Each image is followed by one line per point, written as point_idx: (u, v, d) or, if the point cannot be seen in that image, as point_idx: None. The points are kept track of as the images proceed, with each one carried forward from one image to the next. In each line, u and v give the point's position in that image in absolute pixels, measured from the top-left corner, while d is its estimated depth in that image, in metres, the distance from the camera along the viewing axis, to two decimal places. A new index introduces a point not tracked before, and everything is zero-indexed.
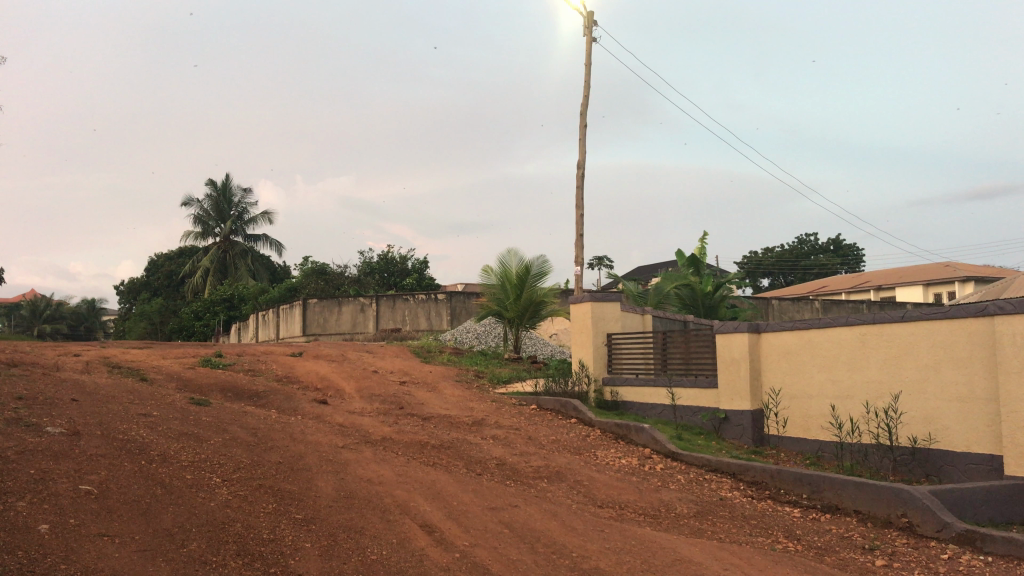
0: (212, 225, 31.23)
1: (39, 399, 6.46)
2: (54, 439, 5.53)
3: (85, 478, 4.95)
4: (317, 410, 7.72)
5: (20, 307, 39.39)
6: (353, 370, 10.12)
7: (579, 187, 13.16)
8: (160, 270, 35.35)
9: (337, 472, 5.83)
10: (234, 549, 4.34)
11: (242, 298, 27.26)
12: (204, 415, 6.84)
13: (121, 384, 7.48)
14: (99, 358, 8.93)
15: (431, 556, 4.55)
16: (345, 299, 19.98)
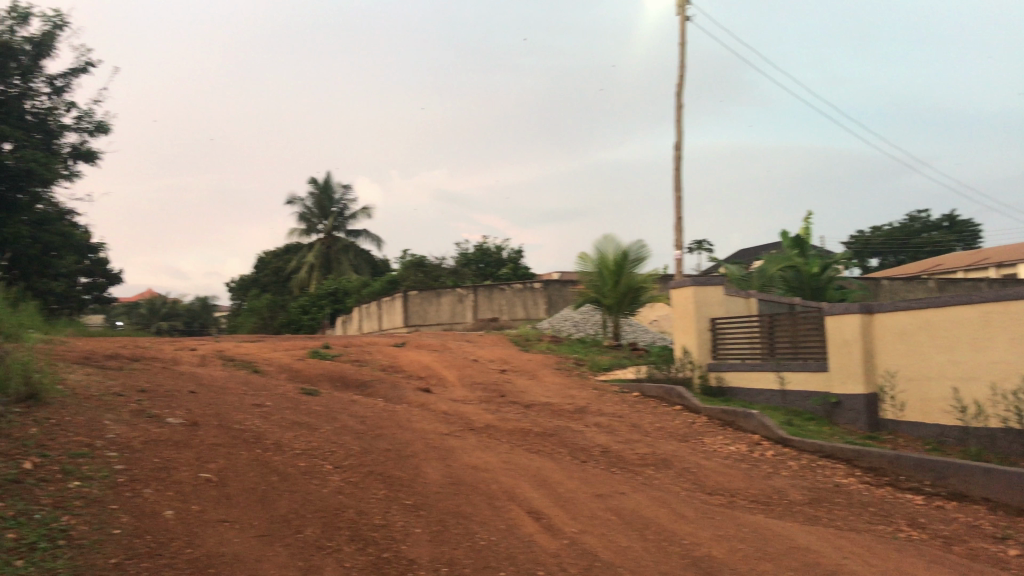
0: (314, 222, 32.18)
1: (160, 392, 6.79)
2: (175, 429, 5.88)
3: (205, 466, 5.23)
4: (421, 398, 7.84)
5: (139, 303, 41.60)
6: (454, 360, 10.23)
7: (677, 171, 12.93)
8: (267, 267, 36.65)
9: (444, 459, 5.91)
10: (348, 535, 4.46)
11: (346, 292, 28.07)
12: (313, 404, 7.04)
13: (235, 376, 7.77)
14: (213, 351, 9.30)
15: (540, 542, 4.56)
16: (443, 290, 20.21)
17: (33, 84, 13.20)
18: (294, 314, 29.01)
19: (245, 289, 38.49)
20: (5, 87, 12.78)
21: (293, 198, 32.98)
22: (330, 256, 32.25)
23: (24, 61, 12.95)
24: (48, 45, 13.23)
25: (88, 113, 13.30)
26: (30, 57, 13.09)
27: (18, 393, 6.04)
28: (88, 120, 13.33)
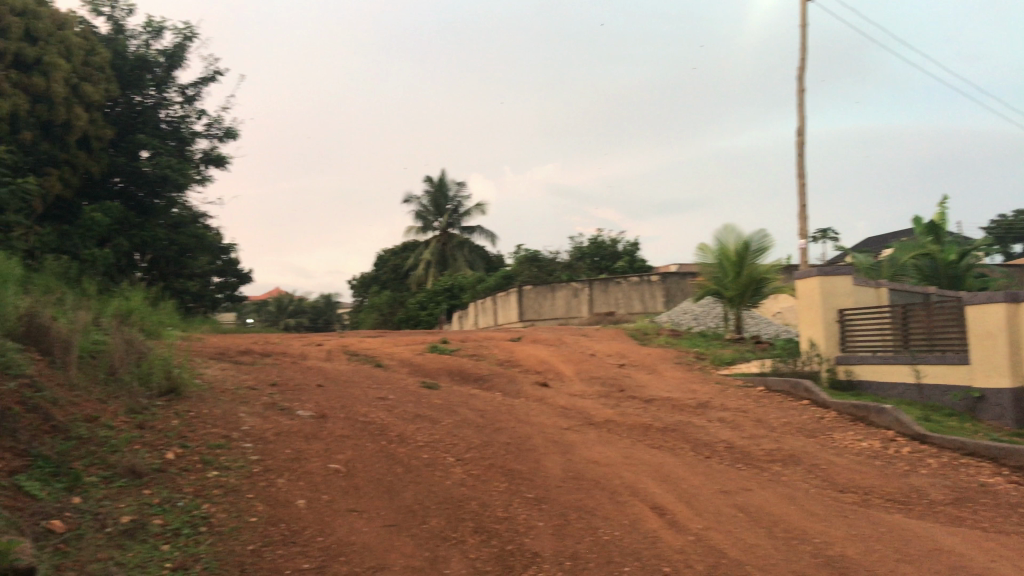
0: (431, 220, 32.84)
1: (290, 385, 7.08)
2: (304, 422, 6.14)
3: (334, 457, 5.54)
4: (540, 393, 7.86)
5: (268, 301, 43.44)
6: (571, 354, 10.22)
7: (799, 157, 12.49)
8: (386, 264, 37.64)
9: (564, 453, 5.90)
10: (472, 526, 4.66)
11: (463, 287, 28.52)
12: (434, 397, 7.17)
13: (359, 370, 8.01)
14: (338, 347, 9.61)
15: (665, 539, 4.49)
16: (558, 285, 20.34)
17: (167, 94, 13.93)
18: (413, 310, 29.67)
19: (366, 287, 39.59)
20: (142, 98, 13.54)
21: (410, 196, 33.71)
22: (446, 252, 32.83)
23: (159, 73, 13.68)
24: (180, 57, 13.94)
25: (217, 120, 13.95)
26: (164, 69, 13.83)
27: (160, 386, 6.42)
28: (218, 126, 13.98)
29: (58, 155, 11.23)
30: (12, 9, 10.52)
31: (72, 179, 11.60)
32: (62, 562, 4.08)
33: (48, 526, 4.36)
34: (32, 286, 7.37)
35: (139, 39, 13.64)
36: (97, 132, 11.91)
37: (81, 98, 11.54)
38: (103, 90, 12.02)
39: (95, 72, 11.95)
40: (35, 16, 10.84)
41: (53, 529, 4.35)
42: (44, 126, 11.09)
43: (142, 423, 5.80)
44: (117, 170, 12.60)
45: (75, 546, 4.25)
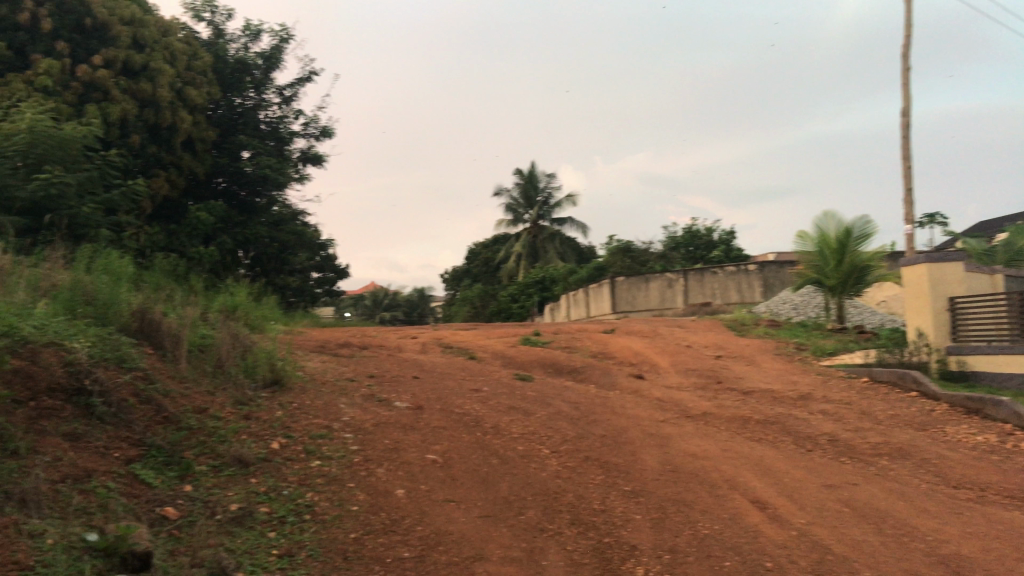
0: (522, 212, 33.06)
1: (387, 377, 7.24)
2: (402, 413, 6.26)
3: (431, 448, 5.63)
4: (635, 385, 7.79)
5: (364, 296, 44.44)
6: (666, 346, 10.09)
7: (904, 139, 11.99)
8: (478, 257, 37.98)
9: (660, 445, 5.84)
10: (569, 518, 4.67)
11: (555, 279, 28.54)
12: (529, 389, 7.20)
13: (455, 363, 8.11)
14: (434, 339, 9.76)
15: (766, 533, 4.40)
16: (652, 276, 20.10)
17: (265, 95, 14.37)
18: (506, 303, 29.87)
19: (458, 280, 40.02)
20: (242, 100, 14.01)
21: (501, 189, 33.98)
22: (537, 245, 32.94)
23: (257, 74, 14.13)
24: (277, 58, 14.36)
25: (314, 119, 14.31)
26: (263, 71, 14.27)
27: (264, 378, 6.66)
28: (314, 125, 14.35)
29: (165, 158, 11.75)
30: (121, 19, 11.13)
31: (179, 181, 12.12)
32: (176, 548, 4.28)
33: (163, 513, 4.58)
34: (145, 283, 7.73)
35: (238, 43, 14.12)
36: (200, 135, 12.40)
37: (185, 101, 12.04)
38: (205, 93, 12.50)
39: (198, 76, 12.43)
40: (142, 24, 11.43)
41: (167, 515, 4.57)
42: (152, 130, 11.61)
43: (248, 414, 6.02)
44: (220, 171, 13.10)
45: (188, 532, 4.45)
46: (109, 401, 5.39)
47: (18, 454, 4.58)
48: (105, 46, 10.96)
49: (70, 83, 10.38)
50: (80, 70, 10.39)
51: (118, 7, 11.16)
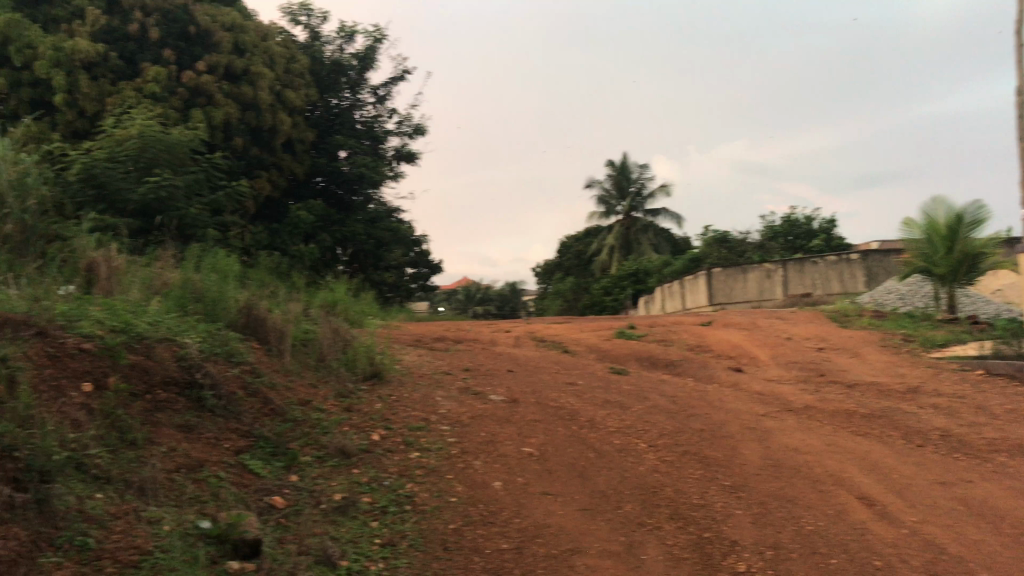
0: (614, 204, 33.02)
1: (482, 370, 7.32)
2: (497, 406, 6.32)
3: (527, 441, 5.66)
4: (733, 378, 7.65)
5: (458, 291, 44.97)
6: (765, 338, 9.86)
7: (1021, 118, 11.37)
8: (571, 251, 37.93)
9: (761, 439, 5.72)
10: (668, 513, 4.63)
11: (649, 272, 28.28)
12: (624, 382, 7.15)
13: (549, 356, 8.12)
14: (528, 333, 9.80)
15: (875, 531, 4.29)
16: (750, 267, 19.61)
17: (360, 95, 14.69)
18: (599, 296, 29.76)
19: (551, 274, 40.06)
20: (338, 101, 14.36)
21: (593, 181, 33.98)
22: (630, 237, 32.76)
23: (353, 75, 14.44)
24: (371, 58, 14.64)
25: (407, 117, 14.54)
26: (358, 71, 14.58)
27: (364, 371, 6.81)
28: (407, 123, 14.58)
29: (267, 159, 12.13)
30: (222, 25, 11.60)
31: (280, 181, 12.49)
32: (284, 536, 4.44)
33: (271, 502, 4.75)
34: (250, 280, 8.02)
35: (334, 44, 14.46)
36: (299, 136, 12.78)
37: (284, 103, 12.41)
38: (303, 95, 12.86)
39: (296, 78, 12.80)
40: (242, 30, 11.88)
41: (275, 504, 4.74)
42: (254, 132, 12.02)
43: (350, 406, 6.18)
44: (318, 171, 13.45)
45: (294, 520, 4.60)
46: (219, 394, 5.62)
47: (136, 444, 4.83)
48: (208, 52, 11.43)
49: (177, 89, 10.85)
50: (186, 76, 10.86)
51: (220, 14, 11.63)
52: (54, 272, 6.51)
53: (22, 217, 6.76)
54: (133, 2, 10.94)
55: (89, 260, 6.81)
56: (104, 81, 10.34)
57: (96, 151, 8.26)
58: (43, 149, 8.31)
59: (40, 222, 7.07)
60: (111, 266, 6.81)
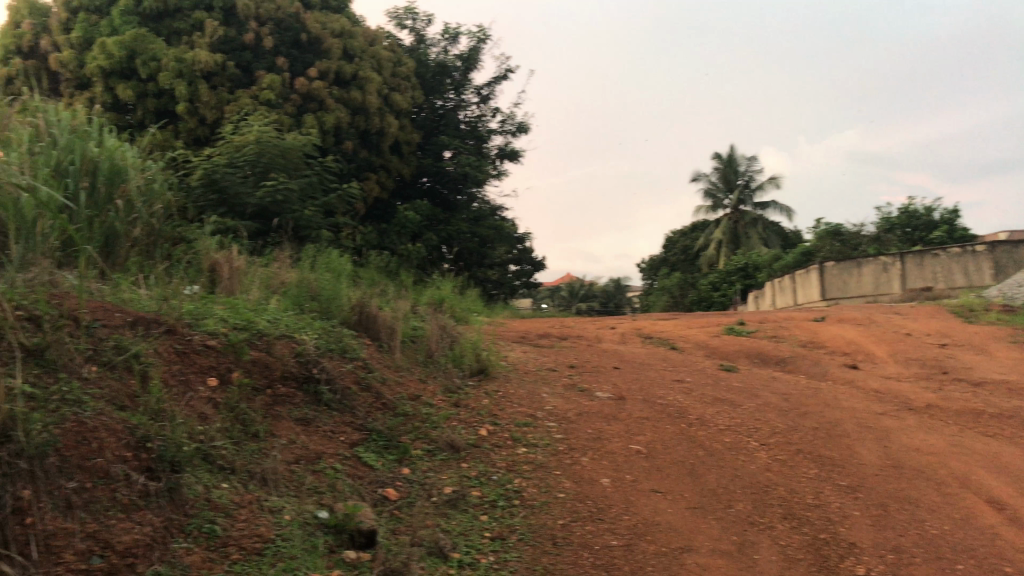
0: (721, 197, 32.56)
1: (587, 366, 7.32)
2: (604, 402, 6.32)
3: (635, 438, 5.63)
4: (848, 375, 7.39)
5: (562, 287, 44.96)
6: (883, 334, 9.48)
7: None
8: (676, 246, 37.41)
9: (880, 439, 5.52)
10: (781, 512, 4.53)
11: (758, 266, 27.64)
12: (734, 380, 7.02)
13: (656, 353, 8.04)
14: (633, 329, 9.72)
15: (1006, 536, 4.22)
16: (865, 260, 19.00)
17: (464, 96, 14.90)
18: (706, 292, 29.27)
19: (656, 270, 39.57)
20: (443, 102, 14.60)
21: (699, 175, 33.55)
22: (739, 231, 32.27)
23: (457, 76, 14.65)
24: (474, 59, 14.83)
25: (510, 116, 14.66)
26: (462, 72, 14.78)
27: (471, 367, 6.92)
28: (511, 122, 14.69)
29: (375, 161, 12.44)
30: (332, 32, 11.98)
31: (388, 182, 12.79)
32: (397, 527, 4.57)
33: (385, 494, 4.89)
34: (361, 278, 8.26)
35: (438, 46, 14.71)
36: (405, 137, 13.07)
37: (391, 106, 12.71)
38: (410, 97, 13.13)
39: (403, 81, 13.08)
40: (351, 36, 12.23)
41: (388, 496, 4.88)
42: (362, 135, 12.35)
43: (458, 401, 6.29)
44: (424, 171, 13.72)
45: (407, 512, 4.72)
46: (334, 389, 5.82)
47: (258, 437, 5.06)
48: (319, 58, 11.81)
49: (290, 95, 11.26)
50: (298, 83, 11.26)
51: (330, 21, 12.02)
52: (180, 273, 6.87)
53: (150, 221, 7.15)
54: (248, 13, 11.42)
55: (211, 262, 7.15)
56: (222, 90, 10.83)
57: (217, 157, 8.66)
58: (168, 156, 8.77)
59: (166, 226, 7.47)
60: (232, 266, 7.14)
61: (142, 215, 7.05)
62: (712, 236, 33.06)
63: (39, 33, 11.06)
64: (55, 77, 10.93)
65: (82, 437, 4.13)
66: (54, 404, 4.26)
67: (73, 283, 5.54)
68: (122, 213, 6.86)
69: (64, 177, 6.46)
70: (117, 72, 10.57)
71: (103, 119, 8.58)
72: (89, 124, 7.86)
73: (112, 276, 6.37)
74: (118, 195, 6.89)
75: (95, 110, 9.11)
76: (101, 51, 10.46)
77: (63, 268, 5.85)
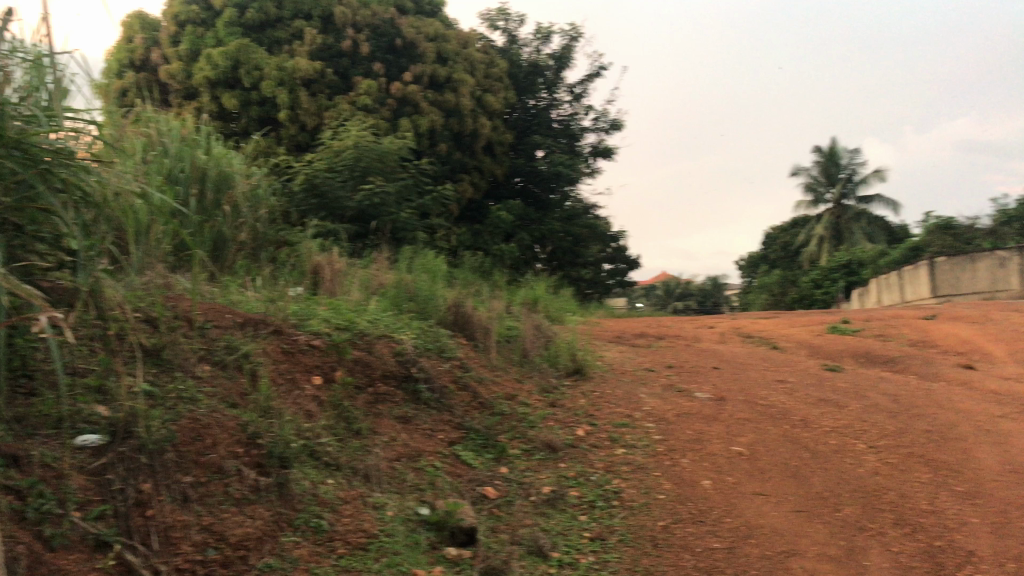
0: (822, 191, 31.80)
1: (686, 367, 7.22)
2: (703, 403, 6.21)
3: (736, 439, 5.52)
4: (962, 376, 7.06)
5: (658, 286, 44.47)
6: (1001, 333, 9.01)
7: None
8: (775, 243, 36.54)
9: (999, 443, 5.26)
10: (892, 518, 4.36)
11: (862, 263, 26.77)
12: (840, 380, 6.80)
13: (756, 353, 7.87)
14: (732, 329, 9.53)
15: None
16: (979, 255, 18.14)
17: (557, 95, 14.89)
18: (807, 289, 28.48)
19: (753, 267, 38.71)
20: (536, 101, 14.64)
21: (799, 169, 32.79)
22: (841, 226, 31.35)
23: (550, 75, 14.65)
24: (567, 57, 14.80)
25: (603, 113, 14.58)
26: (554, 70, 14.78)
27: (567, 367, 6.91)
28: (604, 119, 14.61)
29: (468, 162, 12.57)
30: (426, 36, 12.16)
31: (481, 183, 12.90)
32: (497, 525, 4.60)
33: (484, 492, 4.93)
34: (456, 279, 8.35)
35: (531, 46, 14.74)
36: (499, 138, 13.15)
37: (484, 107, 12.81)
38: (503, 98, 13.21)
39: (495, 82, 13.17)
40: (444, 39, 12.39)
41: (488, 494, 4.91)
42: (456, 137, 12.49)
43: (555, 401, 6.29)
44: (517, 171, 13.79)
45: (507, 511, 4.75)
46: (433, 387, 5.90)
47: (361, 434, 5.17)
48: (414, 63, 12.01)
49: (386, 99, 11.48)
50: (394, 87, 11.47)
51: (424, 25, 12.21)
52: (285, 276, 7.09)
53: (255, 225, 7.41)
54: (345, 20, 11.70)
55: (313, 264, 7.36)
56: (322, 96, 11.13)
57: (317, 162, 8.91)
58: (271, 162, 9.07)
59: (270, 229, 7.72)
60: (333, 268, 7.32)
61: (248, 220, 7.31)
62: (812, 232, 32.18)
63: (151, 47, 11.60)
64: (165, 88, 11.45)
65: (198, 434, 4.31)
66: (172, 402, 4.46)
67: (186, 286, 5.79)
68: (229, 218, 7.12)
69: (176, 184, 6.75)
70: (222, 82, 11.00)
71: (211, 127, 8.94)
72: (198, 134, 8.20)
73: (221, 279, 6.63)
74: (225, 200, 7.16)
75: (203, 119, 9.49)
76: (208, 62, 10.90)
77: (177, 271, 6.12)
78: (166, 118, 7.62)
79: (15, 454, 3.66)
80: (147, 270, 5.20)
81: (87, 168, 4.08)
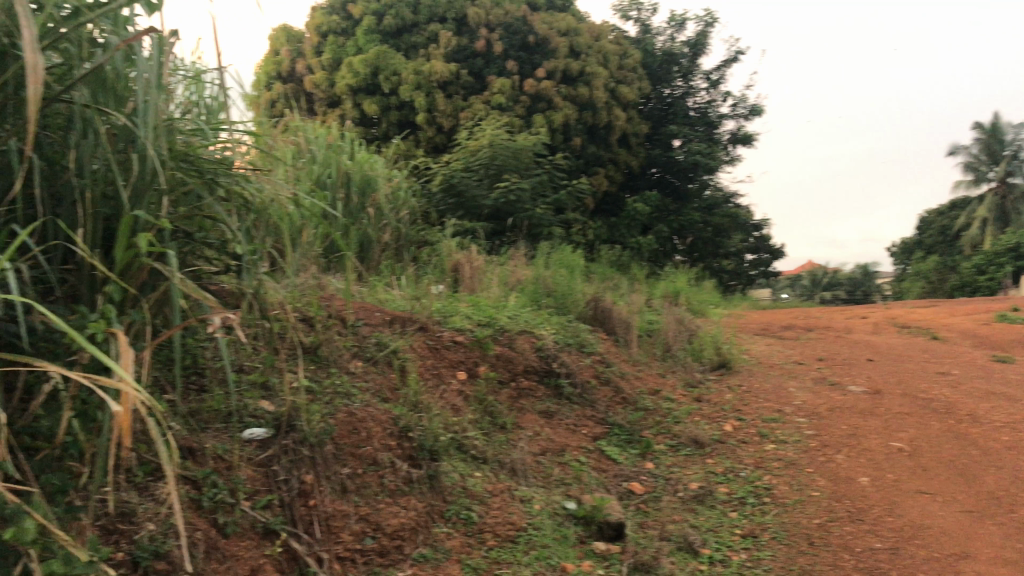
0: (984, 170, 30.07)
1: (838, 359, 6.93)
2: (858, 397, 5.95)
3: (896, 435, 5.25)
4: None
5: (802, 277, 42.88)
6: None
7: None
8: (930, 227, 34.55)
9: None
10: None
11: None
12: (1010, 372, 6.36)
13: (915, 343, 7.46)
14: (887, 319, 9.07)
15: None
16: None
17: (694, 82, 14.57)
18: (969, 276, 26.77)
19: (907, 254, 36.69)
20: (671, 90, 14.39)
21: (956, 148, 31.06)
22: (1006, 207, 29.41)
23: (685, 62, 14.39)
24: (703, 44, 14.46)
25: (742, 99, 14.18)
26: (690, 58, 14.50)
27: (712, 361, 6.77)
28: (743, 105, 14.20)
29: (604, 155, 12.52)
30: (558, 32, 12.20)
31: (617, 176, 12.81)
32: (645, 520, 4.56)
33: (630, 488, 4.89)
34: (595, 273, 8.33)
35: (665, 35, 14.52)
36: (634, 129, 13.04)
37: (618, 99, 12.73)
38: (637, 89, 13.07)
39: (629, 73, 13.04)
40: (577, 33, 12.40)
41: (634, 489, 4.88)
42: (591, 130, 12.47)
43: (700, 396, 6.17)
44: (653, 162, 13.66)
45: (654, 506, 4.70)
46: (574, 382, 5.90)
47: (506, 429, 5.24)
48: (547, 58, 12.07)
49: (520, 97, 11.58)
50: (527, 84, 11.55)
51: (556, 20, 12.26)
52: (427, 274, 7.27)
53: (398, 226, 7.63)
54: (479, 21, 11.90)
55: (454, 262, 7.51)
56: (457, 97, 11.35)
57: (454, 162, 9.08)
58: (411, 164, 9.32)
59: (411, 230, 7.93)
60: (472, 266, 7.45)
61: (391, 221, 7.54)
62: (973, 214, 30.32)
63: (296, 59, 12.16)
64: (310, 98, 11.98)
65: (354, 427, 4.49)
66: (329, 397, 4.66)
67: (338, 286, 6.03)
68: (373, 219, 7.37)
69: (325, 188, 7.05)
70: (363, 89, 11.40)
71: (354, 133, 9.27)
72: (343, 140, 8.53)
73: (369, 279, 6.87)
74: (369, 203, 7.42)
75: (347, 125, 9.87)
76: (349, 70, 11.33)
77: (329, 272, 6.38)
78: (313, 126, 7.96)
79: (190, 446, 3.91)
80: (302, 272, 5.46)
81: (247, 176, 4.31)
